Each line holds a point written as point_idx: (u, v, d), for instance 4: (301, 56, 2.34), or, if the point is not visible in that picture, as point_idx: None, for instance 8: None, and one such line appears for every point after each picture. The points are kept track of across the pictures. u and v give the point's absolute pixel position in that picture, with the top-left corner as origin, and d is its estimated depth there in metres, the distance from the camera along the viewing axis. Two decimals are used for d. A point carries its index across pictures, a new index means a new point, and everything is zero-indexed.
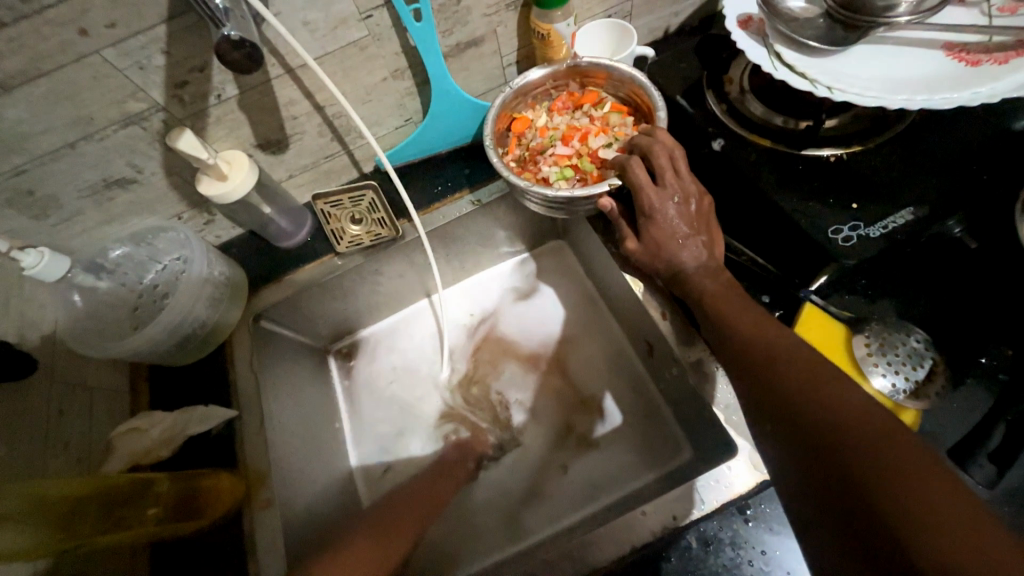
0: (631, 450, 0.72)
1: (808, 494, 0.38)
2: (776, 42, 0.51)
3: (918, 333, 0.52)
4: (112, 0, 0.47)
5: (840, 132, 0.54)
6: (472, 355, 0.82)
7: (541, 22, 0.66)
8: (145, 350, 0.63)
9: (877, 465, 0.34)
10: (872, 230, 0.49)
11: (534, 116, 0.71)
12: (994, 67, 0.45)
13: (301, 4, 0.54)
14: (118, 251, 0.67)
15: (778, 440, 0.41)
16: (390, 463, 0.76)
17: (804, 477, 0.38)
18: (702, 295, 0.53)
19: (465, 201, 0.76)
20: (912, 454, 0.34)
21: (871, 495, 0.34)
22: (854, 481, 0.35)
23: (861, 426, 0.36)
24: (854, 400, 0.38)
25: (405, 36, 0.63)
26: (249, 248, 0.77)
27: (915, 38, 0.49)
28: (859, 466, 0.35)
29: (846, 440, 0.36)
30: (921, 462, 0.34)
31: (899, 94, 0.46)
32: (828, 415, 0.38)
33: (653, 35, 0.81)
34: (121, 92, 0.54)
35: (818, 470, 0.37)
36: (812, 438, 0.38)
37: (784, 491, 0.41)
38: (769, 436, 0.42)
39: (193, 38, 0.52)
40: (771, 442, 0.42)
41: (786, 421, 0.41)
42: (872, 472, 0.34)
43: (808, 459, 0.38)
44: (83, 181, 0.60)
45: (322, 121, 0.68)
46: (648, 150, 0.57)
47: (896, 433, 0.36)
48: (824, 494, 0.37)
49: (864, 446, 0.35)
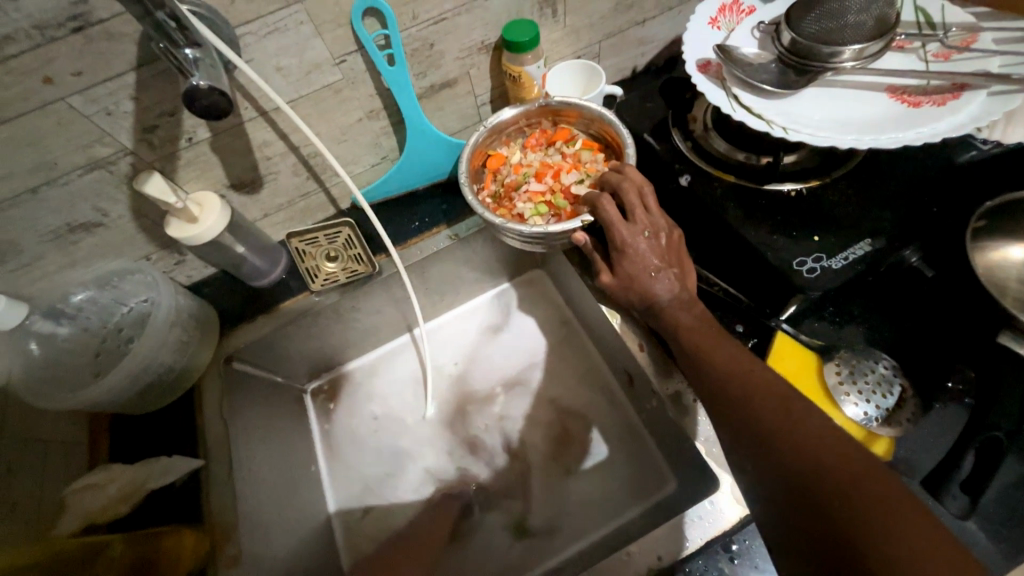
0: (615, 483, 0.70)
1: (789, 538, 0.37)
2: (733, 85, 0.54)
3: (885, 359, 0.53)
4: (79, 49, 0.47)
5: (799, 168, 0.56)
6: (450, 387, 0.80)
7: (512, 65, 0.68)
8: (103, 400, 0.59)
9: (856, 510, 0.34)
10: (835, 261, 0.50)
11: (508, 152, 0.73)
12: (933, 109, 0.48)
13: (275, 51, 0.55)
14: (81, 295, 0.65)
15: (756, 479, 0.41)
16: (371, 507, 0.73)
17: (784, 519, 0.38)
18: (677, 327, 0.53)
19: (444, 235, 0.76)
20: (888, 496, 0.34)
21: (851, 542, 0.33)
22: (831, 522, 0.35)
23: (837, 466, 0.36)
24: (828, 437, 0.38)
25: (379, 78, 0.64)
26: (221, 288, 0.75)
27: (861, 82, 0.52)
28: (837, 510, 0.35)
29: (823, 483, 0.36)
30: (896, 505, 0.34)
31: (848, 134, 0.48)
32: (807, 456, 0.38)
33: (622, 74, 0.85)
34: (88, 137, 0.53)
35: (798, 514, 0.37)
36: (790, 476, 0.38)
37: (765, 533, 0.40)
38: (749, 472, 0.41)
39: (163, 85, 0.52)
40: (751, 482, 0.41)
41: (763, 460, 0.40)
42: (849, 512, 0.34)
43: (787, 501, 0.38)
44: (44, 226, 0.58)
45: (298, 161, 0.68)
46: (618, 187, 0.59)
47: (871, 472, 0.36)
48: (804, 538, 0.36)
49: (842, 489, 0.35)
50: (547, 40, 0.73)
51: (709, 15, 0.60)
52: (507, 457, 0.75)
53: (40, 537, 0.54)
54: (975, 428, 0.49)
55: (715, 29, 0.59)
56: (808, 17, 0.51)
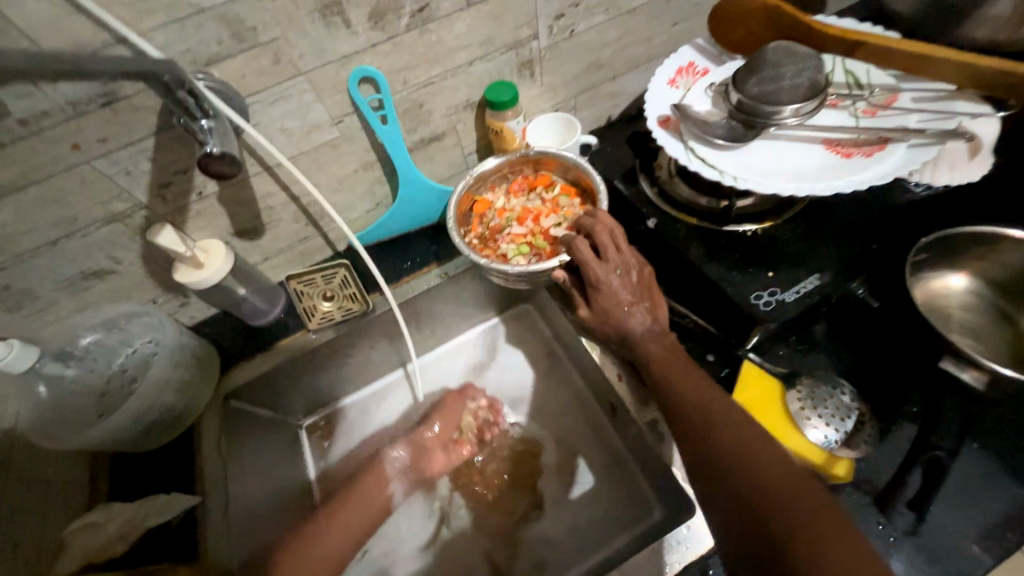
0: (600, 512, 0.72)
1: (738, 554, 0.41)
2: (689, 139, 0.61)
3: (845, 385, 0.57)
4: (106, 120, 0.53)
5: (754, 210, 0.62)
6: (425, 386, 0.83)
7: (494, 121, 0.75)
8: (108, 439, 0.64)
9: (790, 519, 0.38)
10: (788, 295, 0.55)
11: (493, 197, 0.79)
12: (862, 159, 0.54)
13: (279, 115, 0.62)
14: (88, 338, 0.68)
15: (711, 495, 0.44)
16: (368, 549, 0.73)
17: (735, 531, 0.41)
18: (648, 358, 0.57)
19: (434, 274, 0.82)
20: (817, 509, 0.39)
21: (788, 552, 0.37)
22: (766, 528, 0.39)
23: (777, 482, 0.41)
24: (773, 459, 0.43)
25: (372, 135, 0.70)
26: (222, 327, 0.79)
27: (802, 135, 0.59)
28: (773, 518, 0.39)
29: (771, 500, 0.40)
30: (825, 517, 0.38)
31: (789, 183, 0.55)
32: (752, 473, 0.42)
33: (597, 123, 0.93)
34: (108, 194, 0.59)
35: (742, 524, 0.41)
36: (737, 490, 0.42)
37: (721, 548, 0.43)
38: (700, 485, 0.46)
39: (178, 147, 0.58)
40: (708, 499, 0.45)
41: (718, 478, 0.44)
42: (782, 519, 0.39)
43: (736, 516, 0.41)
44: (61, 274, 0.63)
45: (297, 209, 0.74)
46: (591, 230, 0.64)
47: (812, 494, 0.40)
48: (750, 549, 0.39)
49: (780, 502, 0.40)
50: (526, 97, 0.80)
51: (668, 77, 0.67)
52: (496, 489, 0.77)
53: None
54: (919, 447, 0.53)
55: (673, 89, 0.66)
56: (750, 80, 0.58)
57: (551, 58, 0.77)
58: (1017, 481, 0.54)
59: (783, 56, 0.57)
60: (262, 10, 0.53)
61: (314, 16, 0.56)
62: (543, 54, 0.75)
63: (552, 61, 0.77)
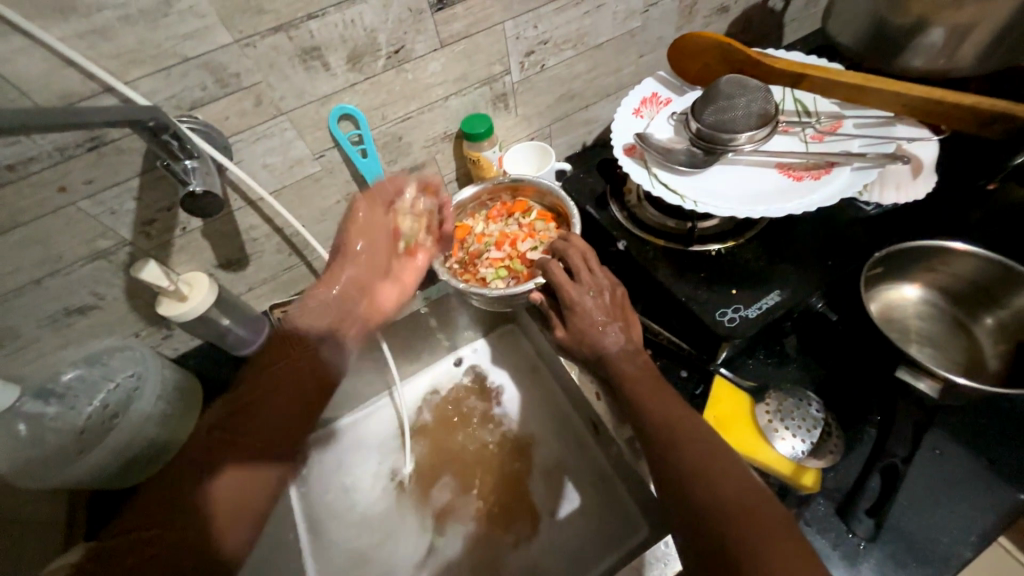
0: (588, 532, 0.73)
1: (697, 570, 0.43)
2: (653, 166, 0.64)
3: (812, 397, 0.59)
4: (92, 163, 0.55)
5: (718, 231, 0.65)
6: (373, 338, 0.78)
7: (471, 151, 0.78)
8: (90, 476, 0.63)
9: (746, 529, 0.41)
10: (751, 310, 0.58)
11: (472, 224, 0.82)
12: (812, 182, 0.58)
13: (262, 152, 0.64)
14: (70, 374, 0.69)
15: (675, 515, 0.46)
16: None
17: (695, 552, 0.43)
18: (621, 376, 0.59)
19: (418, 299, 0.83)
20: (769, 518, 0.42)
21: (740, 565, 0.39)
22: (722, 539, 0.41)
23: (736, 496, 0.43)
24: (728, 472, 0.45)
25: (353, 167, 0.73)
26: (209, 358, 0.80)
27: (758, 160, 0.62)
28: (731, 530, 0.41)
29: (722, 518, 0.42)
30: (773, 528, 0.41)
31: (745, 206, 0.58)
32: (713, 488, 0.44)
33: (573, 149, 0.97)
34: (93, 233, 0.60)
35: (703, 536, 0.43)
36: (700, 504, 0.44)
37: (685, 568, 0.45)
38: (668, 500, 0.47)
39: (163, 186, 0.60)
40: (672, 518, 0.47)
41: (680, 500, 0.46)
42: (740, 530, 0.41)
43: (696, 526, 0.44)
44: (44, 312, 0.64)
45: (281, 240, 0.76)
46: (564, 253, 0.67)
47: (760, 508, 0.42)
48: (704, 567, 0.42)
49: (740, 513, 0.42)
50: (502, 127, 0.84)
51: (633, 107, 0.72)
52: (482, 512, 0.76)
53: None
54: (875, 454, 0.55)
55: (638, 118, 0.71)
56: (706, 111, 0.62)
57: (524, 91, 0.81)
58: (977, 486, 0.56)
59: (735, 89, 0.62)
60: (245, 57, 0.56)
61: (294, 60, 0.59)
62: (516, 87, 0.79)
63: (525, 94, 0.81)
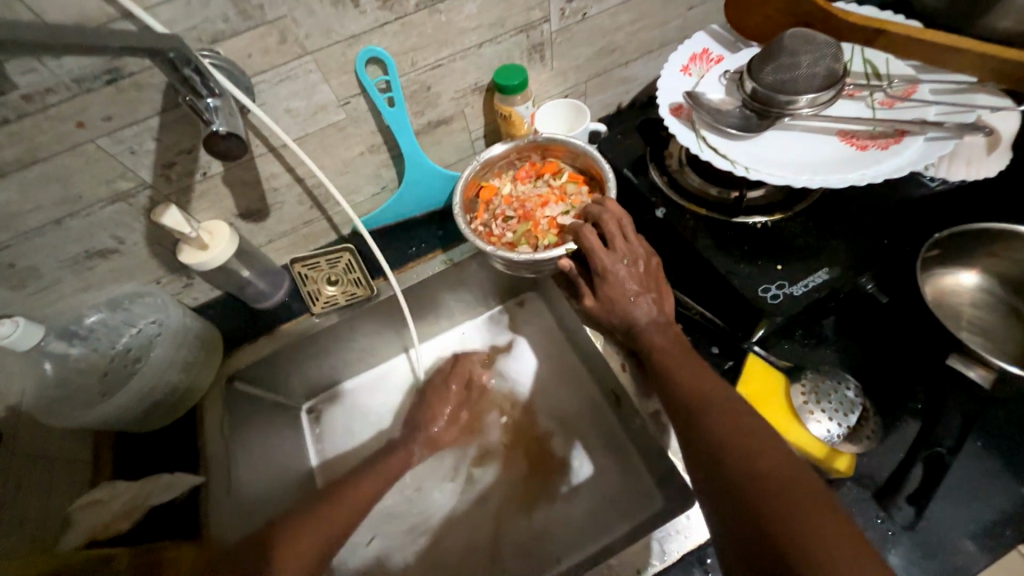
0: (602, 499, 0.73)
1: (729, 546, 0.41)
2: (701, 128, 0.59)
3: (850, 380, 0.57)
4: (111, 98, 0.52)
5: (765, 203, 0.61)
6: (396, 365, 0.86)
7: (503, 105, 0.74)
8: (112, 417, 0.65)
9: (782, 504, 0.39)
10: (796, 288, 0.55)
11: (500, 184, 0.78)
12: (879, 151, 0.53)
13: (285, 95, 0.61)
14: (94, 317, 0.69)
15: (707, 491, 0.44)
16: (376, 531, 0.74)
17: (730, 531, 0.41)
18: (652, 348, 0.57)
19: (438, 260, 0.80)
20: (810, 495, 0.39)
21: (777, 540, 0.37)
22: (756, 512, 0.40)
23: (775, 472, 0.41)
24: (765, 450, 0.43)
25: (379, 118, 0.69)
26: (226, 309, 0.79)
27: (816, 126, 0.58)
28: (765, 503, 0.39)
29: (762, 496, 0.40)
30: (821, 505, 0.38)
31: (802, 174, 0.54)
32: (749, 463, 0.42)
33: (608, 109, 0.91)
34: (112, 173, 0.58)
35: (735, 510, 0.41)
36: (734, 479, 0.42)
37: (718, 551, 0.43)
38: (699, 474, 0.46)
39: (184, 127, 0.57)
40: (705, 493, 0.45)
41: (712, 474, 0.44)
42: (775, 504, 0.39)
43: (728, 499, 0.42)
44: (66, 252, 0.63)
45: (303, 191, 0.73)
46: (599, 218, 0.64)
47: (802, 487, 0.40)
48: (736, 540, 0.40)
49: (776, 488, 0.40)
50: (536, 81, 0.79)
51: (681, 63, 0.66)
52: (496, 475, 0.77)
53: (44, 550, 0.56)
54: (918, 443, 0.53)
55: (686, 76, 0.65)
56: (766, 69, 0.57)
57: (562, 42, 0.75)
58: (1013, 479, 0.54)
59: (800, 45, 0.56)
60: None
61: None
62: (555, 37, 0.73)
63: (563, 45, 0.75)
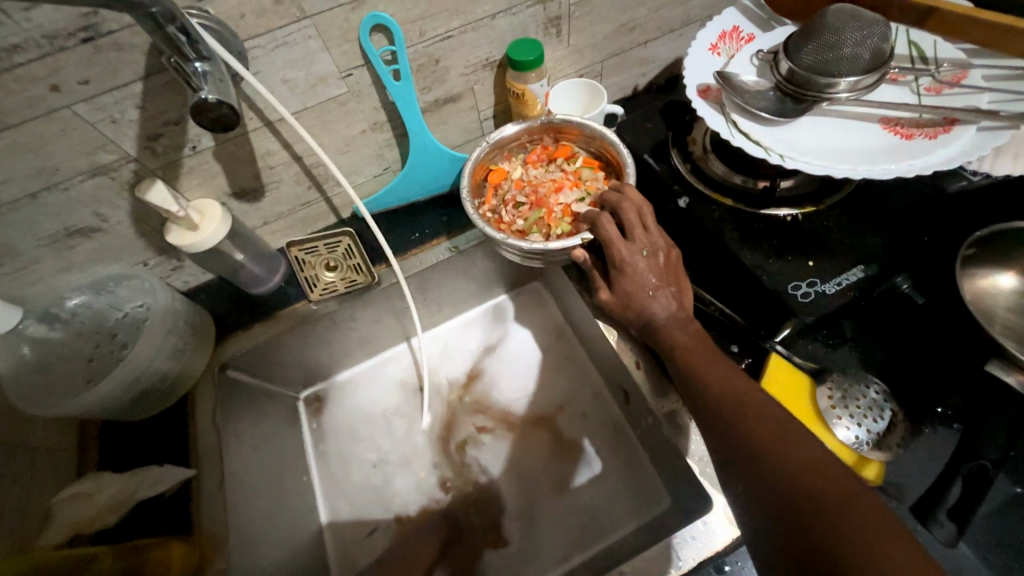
0: (610, 500, 0.70)
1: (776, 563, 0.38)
2: (732, 111, 0.55)
3: (877, 383, 0.54)
4: (88, 59, 0.47)
5: (795, 194, 0.58)
6: (397, 370, 0.82)
7: (515, 83, 0.69)
8: (96, 408, 0.59)
9: (835, 520, 0.36)
10: (828, 286, 0.52)
11: (510, 167, 0.73)
12: (925, 141, 0.50)
13: (281, 64, 0.56)
14: (75, 300, 0.64)
15: (748, 505, 0.41)
16: (376, 526, 0.71)
17: (775, 547, 0.39)
18: (673, 346, 0.53)
19: (443, 247, 0.76)
20: (869, 510, 0.36)
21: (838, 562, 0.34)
22: (807, 530, 0.37)
23: (826, 489, 0.37)
24: (813, 460, 0.39)
25: (384, 92, 0.64)
26: (219, 295, 0.74)
27: (855, 113, 0.54)
28: (816, 520, 0.36)
29: (813, 514, 0.37)
30: (881, 525, 0.35)
31: (843, 164, 0.50)
32: (795, 477, 0.39)
33: (623, 93, 0.86)
34: (92, 144, 0.53)
35: (784, 525, 0.38)
36: (781, 494, 0.39)
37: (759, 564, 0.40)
38: (738, 487, 0.42)
39: (170, 95, 0.53)
40: (743, 503, 0.42)
41: (751, 484, 0.41)
42: (831, 520, 0.36)
43: (771, 514, 0.39)
44: (43, 230, 0.58)
45: (300, 170, 0.68)
46: (617, 206, 0.59)
47: (857, 497, 0.37)
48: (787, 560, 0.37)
49: (829, 506, 0.36)
50: (551, 58, 0.74)
51: (709, 42, 0.61)
52: (501, 473, 0.74)
53: (22, 548, 0.53)
54: (960, 455, 0.49)
55: (714, 56, 0.61)
56: (806, 48, 0.53)
57: (581, 16, 0.70)
58: None
59: (845, 22, 0.52)
60: None
61: None
62: (573, 10, 0.68)
63: (582, 19, 0.70)
